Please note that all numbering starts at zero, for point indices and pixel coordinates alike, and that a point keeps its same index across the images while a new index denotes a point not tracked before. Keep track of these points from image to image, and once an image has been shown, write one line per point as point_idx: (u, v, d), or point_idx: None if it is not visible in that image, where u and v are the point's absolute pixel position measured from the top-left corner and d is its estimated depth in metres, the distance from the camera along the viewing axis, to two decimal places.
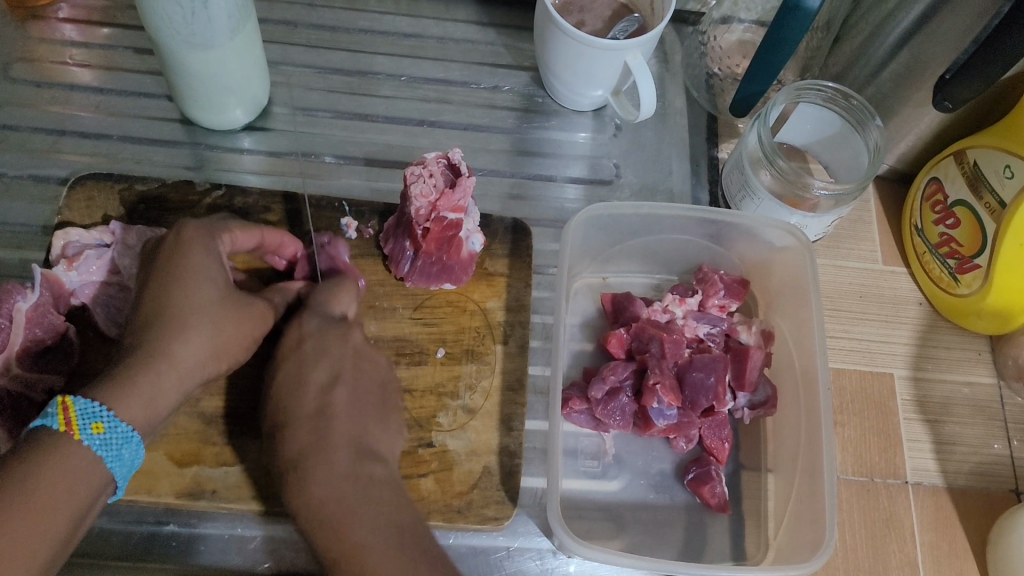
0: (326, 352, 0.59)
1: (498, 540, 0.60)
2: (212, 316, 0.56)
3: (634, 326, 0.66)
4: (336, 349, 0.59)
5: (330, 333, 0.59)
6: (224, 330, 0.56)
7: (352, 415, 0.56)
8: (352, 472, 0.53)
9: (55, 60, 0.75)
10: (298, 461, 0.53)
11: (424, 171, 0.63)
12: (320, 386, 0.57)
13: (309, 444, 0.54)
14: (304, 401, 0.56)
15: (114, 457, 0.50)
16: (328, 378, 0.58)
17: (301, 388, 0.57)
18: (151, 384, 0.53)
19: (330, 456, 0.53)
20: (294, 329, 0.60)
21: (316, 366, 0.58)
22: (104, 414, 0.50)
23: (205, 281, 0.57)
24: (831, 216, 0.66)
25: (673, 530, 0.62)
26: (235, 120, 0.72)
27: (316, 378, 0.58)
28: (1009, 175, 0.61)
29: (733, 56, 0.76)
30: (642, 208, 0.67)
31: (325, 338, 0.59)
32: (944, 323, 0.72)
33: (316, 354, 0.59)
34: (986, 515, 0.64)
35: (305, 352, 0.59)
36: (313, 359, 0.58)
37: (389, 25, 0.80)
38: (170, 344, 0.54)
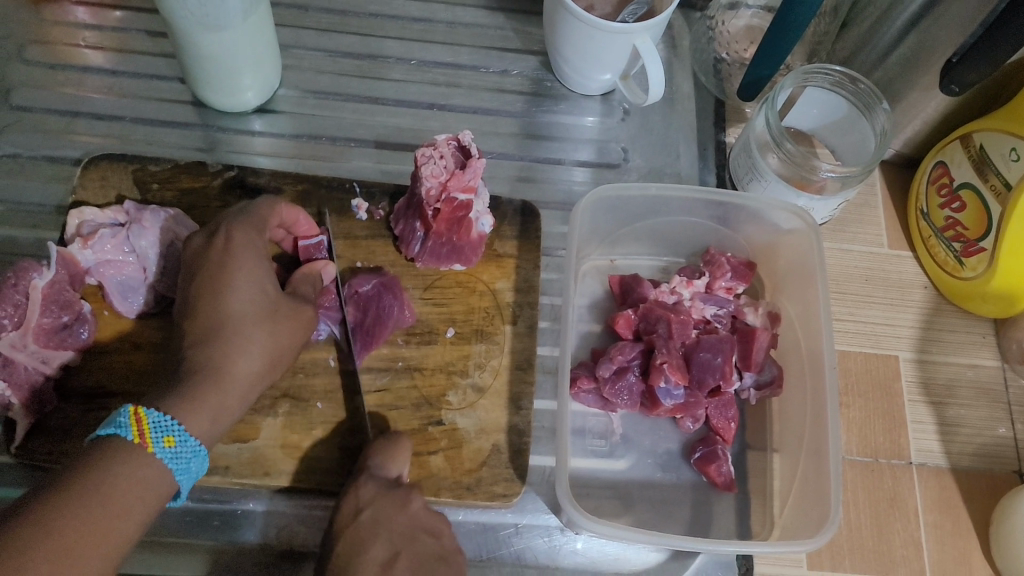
0: (383, 508, 0.54)
1: (507, 516, 0.62)
2: (266, 328, 0.57)
3: (643, 307, 0.66)
4: (395, 517, 0.54)
5: (391, 498, 0.54)
6: (276, 337, 0.57)
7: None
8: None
9: (68, 42, 0.76)
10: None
11: (435, 153, 0.63)
12: (381, 565, 0.51)
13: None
14: (362, 557, 0.51)
15: (182, 470, 0.51)
16: (378, 530, 0.53)
17: (361, 548, 0.52)
18: (215, 398, 0.54)
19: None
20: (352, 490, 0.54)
21: (369, 541, 0.52)
22: (176, 428, 0.51)
23: (254, 292, 0.58)
24: (838, 200, 0.67)
25: (679, 508, 0.63)
26: (246, 102, 0.72)
27: (373, 554, 0.52)
28: (1014, 158, 0.62)
29: (741, 41, 0.77)
30: (650, 190, 0.68)
31: (385, 505, 0.54)
32: (948, 306, 0.72)
33: (372, 523, 0.53)
34: (989, 496, 0.65)
35: (361, 521, 0.53)
36: (369, 527, 0.53)
37: (400, 9, 0.80)
38: (228, 359, 0.55)
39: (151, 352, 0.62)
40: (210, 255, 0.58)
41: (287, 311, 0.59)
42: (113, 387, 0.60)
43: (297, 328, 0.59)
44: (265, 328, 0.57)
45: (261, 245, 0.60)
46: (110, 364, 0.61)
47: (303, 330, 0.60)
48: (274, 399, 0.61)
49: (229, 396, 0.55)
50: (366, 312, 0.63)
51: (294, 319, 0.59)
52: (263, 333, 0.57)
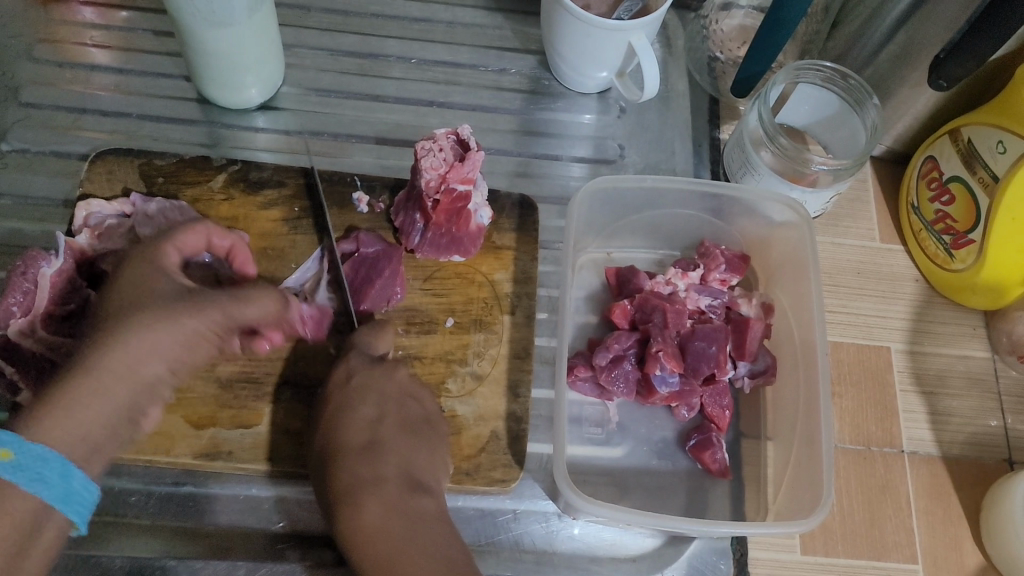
0: (372, 387, 0.59)
1: (506, 502, 0.63)
2: (159, 313, 0.53)
3: (638, 297, 0.68)
4: (384, 385, 0.60)
5: (377, 371, 0.60)
6: (172, 331, 0.53)
7: (402, 451, 0.57)
8: (391, 513, 0.54)
9: (76, 41, 0.77)
10: (347, 495, 0.55)
11: (434, 146, 0.65)
12: (369, 423, 0.58)
13: (356, 481, 0.55)
14: (351, 432, 0.58)
15: (36, 478, 0.47)
16: (375, 414, 0.59)
17: (349, 420, 0.58)
18: (87, 390, 0.50)
19: (379, 491, 0.55)
20: (341, 364, 0.61)
21: (357, 404, 0.59)
22: (10, 439, 0.47)
23: (152, 289, 0.55)
24: (830, 192, 0.68)
25: (675, 494, 0.64)
26: (250, 99, 0.74)
27: (361, 412, 0.59)
28: (1001, 151, 0.63)
29: (734, 41, 0.78)
30: (646, 182, 0.69)
31: (373, 373, 0.60)
32: (939, 299, 0.74)
33: (361, 387, 0.59)
34: (979, 483, 0.66)
35: (351, 388, 0.59)
36: (359, 394, 0.59)
37: (401, 10, 0.82)
38: (108, 344, 0.51)
39: None
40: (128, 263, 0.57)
41: (192, 303, 0.54)
42: None
43: (201, 326, 0.54)
44: (160, 317, 0.53)
45: (171, 262, 0.58)
46: None
47: (212, 327, 0.55)
48: (275, 387, 0.62)
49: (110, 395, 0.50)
50: (359, 270, 0.66)
51: (198, 313, 0.54)
52: (156, 323, 0.53)
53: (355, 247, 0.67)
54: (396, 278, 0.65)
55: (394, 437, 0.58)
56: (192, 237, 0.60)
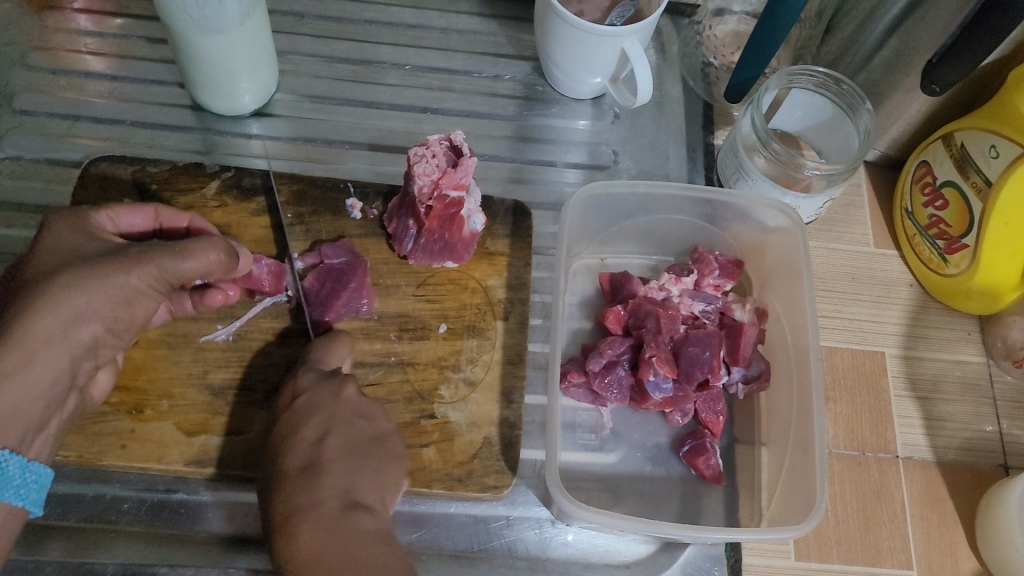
0: (319, 408, 0.58)
1: (499, 509, 0.63)
2: (89, 266, 0.53)
3: (632, 303, 0.67)
4: (330, 406, 0.58)
5: (324, 390, 0.59)
6: (101, 291, 0.53)
7: (346, 471, 0.56)
8: (329, 533, 0.51)
9: (70, 48, 0.78)
10: (286, 512, 0.53)
11: (427, 152, 0.65)
12: (316, 440, 0.57)
13: (297, 501, 0.53)
14: (295, 453, 0.56)
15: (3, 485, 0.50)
16: (318, 435, 0.57)
17: (294, 441, 0.57)
18: (25, 349, 0.50)
19: (317, 512, 0.53)
20: (289, 384, 0.60)
21: (305, 424, 0.58)
22: None
23: (77, 251, 0.55)
24: (823, 197, 0.68)
25: (669, 499, 0.64)
26: (244, 106, 0.74)
27: (308, 430, 0.57)
28: (994, 155, 0.63)
29: (728, 46, 0.79)
30: (639, 187, 0.69)
31: (323, 391, 0.59)
32: (934, 304, 0.73)
33: (309, 404, 0.58)
34: (974, 488, 0.66)
35: (298, 408, 0.58)
36: (305, 414, 0.58)
37: (395, 16, 0.82)
38: (42, 301, 0.51)
39: (149, 348, 0.63)
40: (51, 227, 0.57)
41: (125, 255, 0.54)
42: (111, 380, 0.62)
43: (134, 280, 0.54)
44: (93, 277, 0.53)
45: (93, 228, 0.58)
46: None
47: (145, 278, 0.55)
48: (268, 394, 0.62)
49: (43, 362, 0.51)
50: (325, 282, 0.65)
51: (128, 266, 0.54)
52: (88, 283, 0.52)
53: (318, 259, 0.67)
54: (362, 289, 0.65)
55: (338, 456, 0.56)
56: (133, 217, 0.63)
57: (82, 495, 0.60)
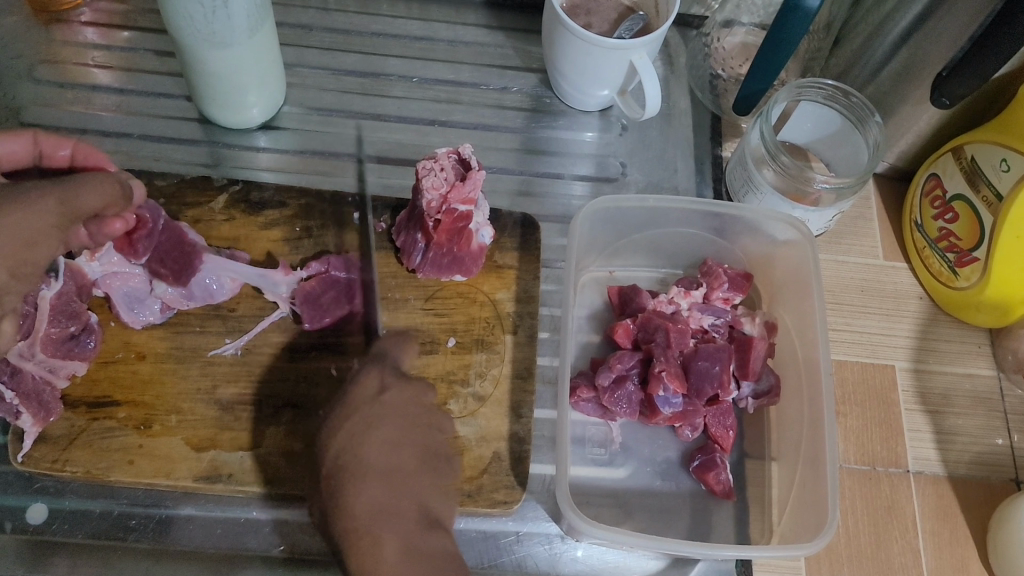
0: (400, 410, 0.57)
1: (508, 524, 0.62)
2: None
3: (641, 317, 0.67)
4: (409, 412, 0.58)
5: (408, 392, 0.58)
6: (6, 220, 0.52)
7: (421, 482, 0.54)
8: (410, 550, 0.50)
9: (77, 61, 0.78)
10: (365, 517, 0.51)
11: (436, 166, 0.65)
12: (396, 443, 0.55)
13: (378, 507, 0.52)
14: (375, 451, 0.54)
15: None
16: (400, 438, 0.56)
17: (373, 436, 0.55)
18: None
19: (402, 524, 0.51)
20: (366, 379, 0.59)
21: (383, 424, 0.56)
22: None
23: None
24: (833, 211, 0.68)
25: (679, 515, 0.63)
26: (251, 119, 0.74)
27: (389, 432, 0.56)
28: (1005, 169, 0.63)
29: (736, 59, 0.78)
30: (648, 201, 0.69)
31: (400, 394, 0.58)
32: (944, 317, 0.73)
33: (391, 406, 0.57)
34: (985, 503, 0.65)
35: (381, 406, 0.57)
36: (386, 415, 0.57)
37: (401, 29, 0.82)
38: None
39: (156, 362, 0.63)
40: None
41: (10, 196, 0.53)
42: (119, 396, 0.62)
43: (37, 218, 0.53)
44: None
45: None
46: (115, 373, 0.62)
47: (51, 217, 0.54)
48: (277, 409, 0.62)
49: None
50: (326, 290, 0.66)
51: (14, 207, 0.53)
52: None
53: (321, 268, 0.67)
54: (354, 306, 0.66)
55: (416, 465, 0.55)
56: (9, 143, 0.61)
57: (90, 511, 0.60)
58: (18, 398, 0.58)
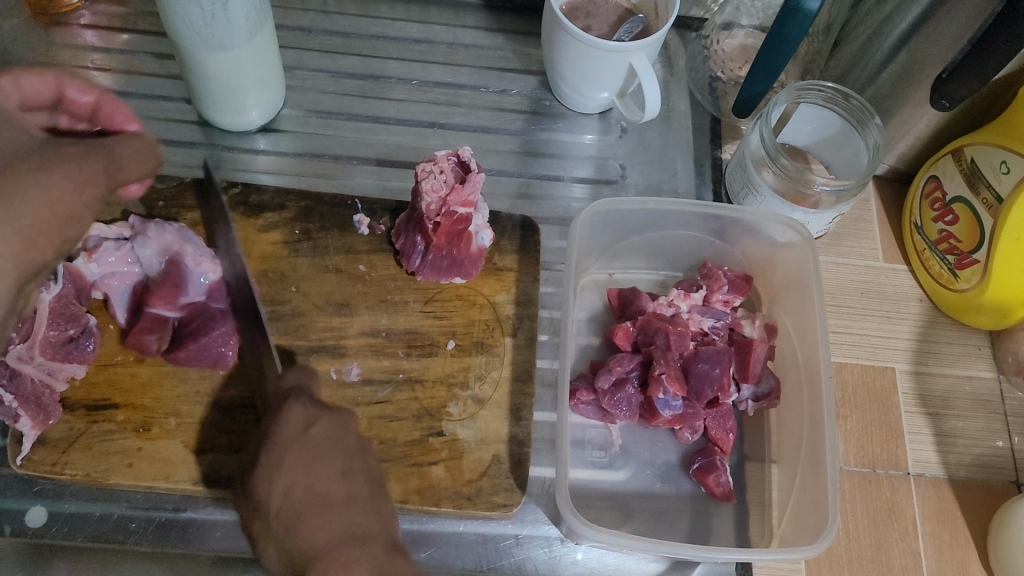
0: (334, 442, 0.56)
1: (507, 528, 0.62)
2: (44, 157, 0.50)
3: (641, 319, 0.67)
4: (344, 442, 0.56)
5: (336, 421, 0.57)
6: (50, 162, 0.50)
7: (374, 509, 0.53)
8: (380, 567, 0.49)
9: (77, 64, 0.78)
10: (322, 547, 0.50)
11: (435, 167, 0.65)
12: (340, 474, 0.55)
13: (338, 535, 0.51)
14: (325, 484, 0.54)
15: None
16: (341, 470, 0.55)
17: (314, 469, 0.54)
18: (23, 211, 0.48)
19: (367, 546, 0.50)
20: (290, 413, 0.57)
21: (320, 460, 0.55)
22: None
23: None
24: (833, 213, 0.68)
25: (679, 518, 0.63)
26: (251, 121, 0.74)
27: (330, 466, 0.55)
28: (1005, 171, 0.63)
29: (736, 61, 0.77)
30: (648, 203, 0.69)
31: (330, 425, 0.57)
32: (944, 320, 0.73)
33: (323, 440, 0.56)
34: (985, 505, 0.65)
35: (314, 438, 0.56)
36: (324, 445, 0.56)
37: (401, 32, 0.82)
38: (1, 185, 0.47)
39: (155, 365, 0.63)
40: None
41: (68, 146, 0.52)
42: (118, 399, 0.61)
43: (89, 162, 0.52)
44: (45, 155, 0.50)
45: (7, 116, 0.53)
46: (114, 376, 0.62)
47: (99, 169, 0.53)
48: None
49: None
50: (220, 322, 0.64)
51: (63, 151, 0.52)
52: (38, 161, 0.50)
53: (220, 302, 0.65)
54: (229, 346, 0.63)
55: (366, 494, 0.54)
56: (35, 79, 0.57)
57: (89, 514, 0.60)
58: (17, 401, 0.58)
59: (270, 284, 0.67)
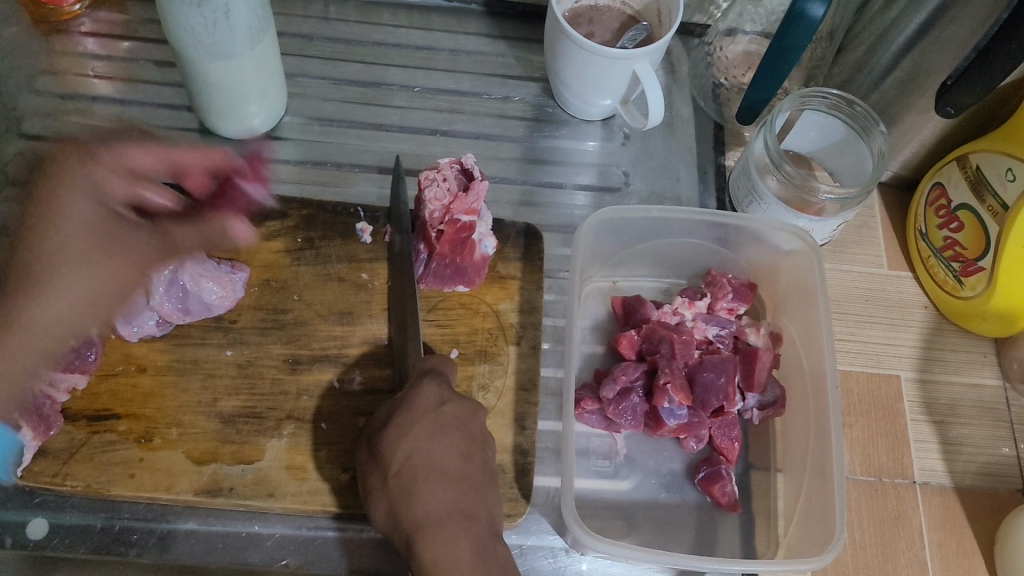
0: (464, 422, 0.57)
1: (512, 538, 0.61)
2: (71, 264, 0.59)
3: (645, 327, 0.67)
4: (471, 424, 0.58)
5: (467, 406, 0.58)
6: (67, 233, 0.59)
7: (482, 490, 0.55)
8: (481, 552, 0.51)
9: (78, 72, 0.77)
10: (429, 516, 0.52)
11: (438, 175, 0.65)
12: (459, 454, 0.56)
13: (446, 510, 0.53)
14: (445, 458, 0.55)
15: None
16: (465, 449, 0.56)
17: (439, 443, 0.56)
18: (17, 316, 0.57)
19: (471, 527, 0.52)
20: (427, 389, 0.58)
21: (450, 434, 0.56)
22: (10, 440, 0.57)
23: (71, 215, 0.59)
24: (837, 221, 0.67)
25: (684, 528, 0.63)
26: (252, 129, 0.73)
27: (454, 443, 0.56)
28: (1011, 178, 0.63)
29: (739, 67, 0.78)
30: (653, 211, 0.69)
31: (462, 409, 0.58)
32: (949, 327, 0.73)
33: (455, 419, 0.57)
34: (992, 514, 0.65)
35: (445, 414, 0.57)
36: (451, 420, 0.57)
37: (403, 39, 0.82)
38: (23, 307, 0.58)
39: (157, 375, 0.63)
40: (52, 177, 0.61)
41: (104, 235, 0.60)
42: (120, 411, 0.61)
43: None
44: (58, 260, 0.58)
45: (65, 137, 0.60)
46: (115, 387, 0.62)
47: None
48: (279, 421, 0.61)
49: (49, 298, 0.58)
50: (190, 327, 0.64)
51: None
52: (53, 269, 0.58)
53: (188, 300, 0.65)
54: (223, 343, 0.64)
55: (481, 474, 0.56)
56: None
57: (90, 526, 0.59)
58: (18, 411, 0.58)
59: (272, 293, 0.67)
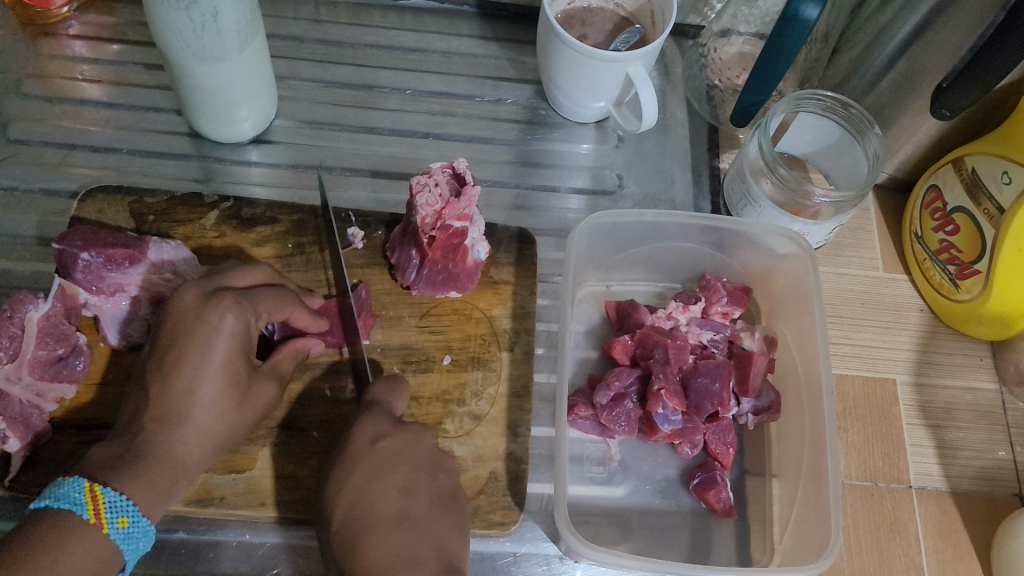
0: (402, 458, 0.56)
1: (506, 545, 0.60)
2: (217, 408, 0.56)
3: (639, 333, 0.66)
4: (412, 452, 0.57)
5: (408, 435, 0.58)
6: (206, 403, 0.56)
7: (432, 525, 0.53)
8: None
9: (66, 75, 0.77)
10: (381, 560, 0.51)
11: (430, 181, 0.63)
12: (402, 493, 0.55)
13: (395, 553, 0.51)
14: (384, 505, 0.54)
15: (132, 549, 0.51)
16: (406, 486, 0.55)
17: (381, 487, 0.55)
18: (165, 474, 0.54)
19: (423, 567, 0.50)
20: (363, 429, 0.57)
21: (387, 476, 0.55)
22: (131, 508, 0.51)
23: (207, 375, 0.56)
24: (832, 224, 0.67)
25: (679, 535, 0.62)
26: (243, 133, 0.73)
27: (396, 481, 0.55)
28: (1007, 181, 0.62)
29: (733, 68, 0.77)
30: (645, 216, 0.68)
31: (402, 443, 0.57)
32: (944, 330, 0.72)
33: (393, 455, 0.56)
34: (990, 519, 0.64)
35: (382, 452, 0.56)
36: (389, 457, 0.56)
37: (395, 40, 0.81)
38: (175, 430, 0.55)
39: None
40: (185, 307, 0.57)
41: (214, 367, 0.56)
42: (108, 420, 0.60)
43: None
44: (202, 398, 0.56)
45: None
46: (103, 395, 0.61)
47: None
48: (269, 430, 0.61)
49: (182, 423, 0.55)
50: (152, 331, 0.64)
51: None
52: (183, 423, 0.55)
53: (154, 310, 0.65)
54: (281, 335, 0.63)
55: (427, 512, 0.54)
56: None
57: None
58: (5, 421, 0.57)
59: None
